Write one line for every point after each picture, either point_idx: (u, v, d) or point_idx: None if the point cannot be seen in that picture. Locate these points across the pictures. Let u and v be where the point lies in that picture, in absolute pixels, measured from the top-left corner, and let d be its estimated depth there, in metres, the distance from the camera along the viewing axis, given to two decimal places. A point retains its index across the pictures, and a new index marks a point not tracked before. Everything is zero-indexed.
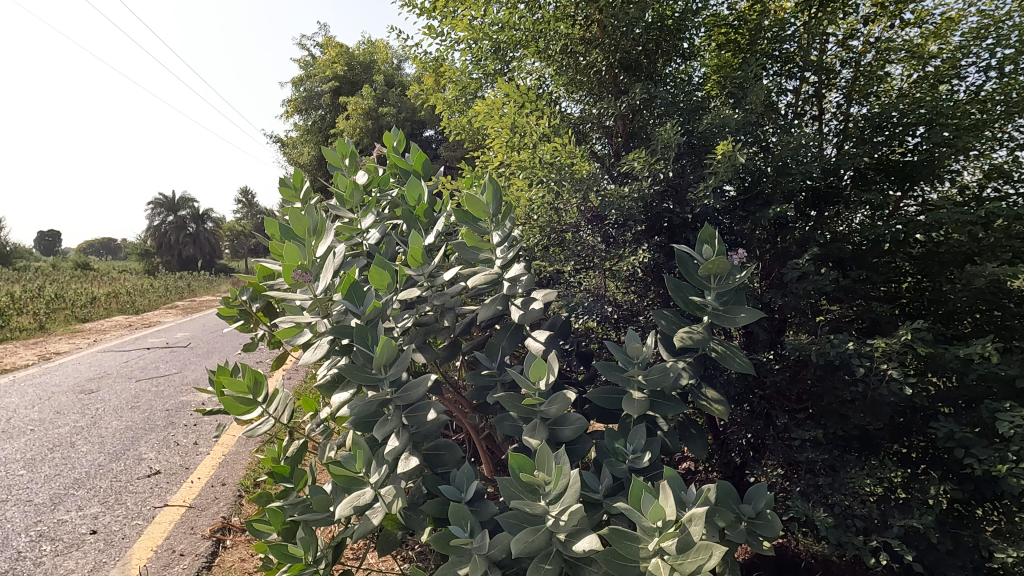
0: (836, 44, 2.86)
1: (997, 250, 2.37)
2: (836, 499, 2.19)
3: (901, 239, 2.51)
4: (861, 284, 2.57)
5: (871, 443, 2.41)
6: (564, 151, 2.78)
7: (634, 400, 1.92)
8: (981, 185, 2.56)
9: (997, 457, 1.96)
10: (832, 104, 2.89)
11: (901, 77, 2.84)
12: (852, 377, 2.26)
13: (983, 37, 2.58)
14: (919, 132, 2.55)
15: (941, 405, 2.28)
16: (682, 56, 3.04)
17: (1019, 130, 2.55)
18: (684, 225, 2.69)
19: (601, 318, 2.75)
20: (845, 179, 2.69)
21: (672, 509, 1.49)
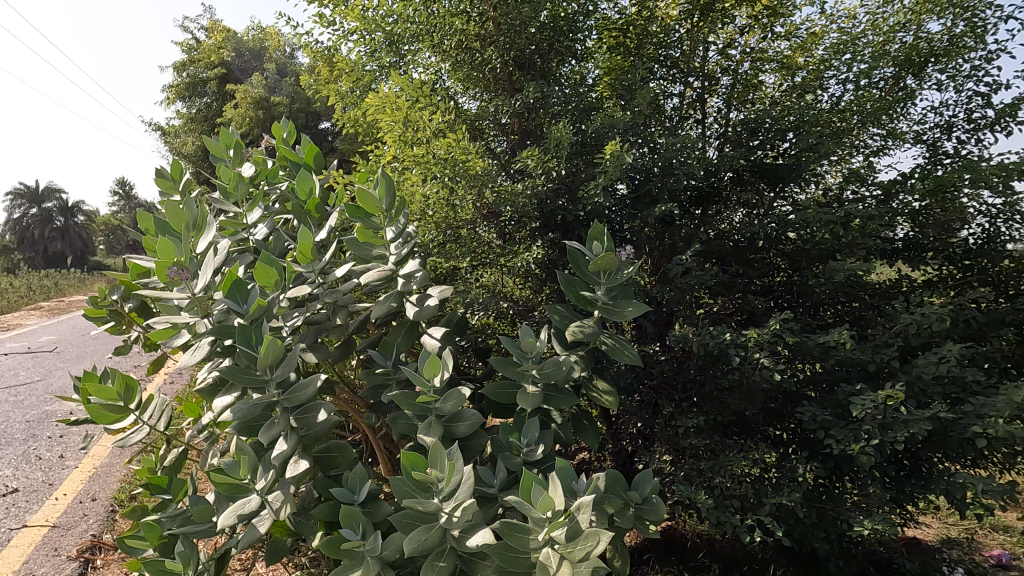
0: (717, 52, 3.00)
1: (855, 248, 2.57)
2: (716, 482, 2.33)
3: (773, 237, 2.70)
4: (740, 279, 2.76)
5: (748, 427, 2.59)
6: (459, 147, 2.76)
7: (528, 394, 1.96)
8: (842, 187, 2.81)
9: (853, 436, 2.12)
10: (713, 108, 3.05)
11: (774, 86, 3.06)
12: (730, 365, 2.41)
13: (842, 51, 2.82)
14: (790, 137, 2.73)
15: (808, 390, 2.47)
16: (575, 58, 3.11)
17: (874, 138, 2.84)
18: (577, 222, 2.76)
19: (498, 314, 2.79)
20: (725, 180, 2.86)
21: (561, 499, 1.53)
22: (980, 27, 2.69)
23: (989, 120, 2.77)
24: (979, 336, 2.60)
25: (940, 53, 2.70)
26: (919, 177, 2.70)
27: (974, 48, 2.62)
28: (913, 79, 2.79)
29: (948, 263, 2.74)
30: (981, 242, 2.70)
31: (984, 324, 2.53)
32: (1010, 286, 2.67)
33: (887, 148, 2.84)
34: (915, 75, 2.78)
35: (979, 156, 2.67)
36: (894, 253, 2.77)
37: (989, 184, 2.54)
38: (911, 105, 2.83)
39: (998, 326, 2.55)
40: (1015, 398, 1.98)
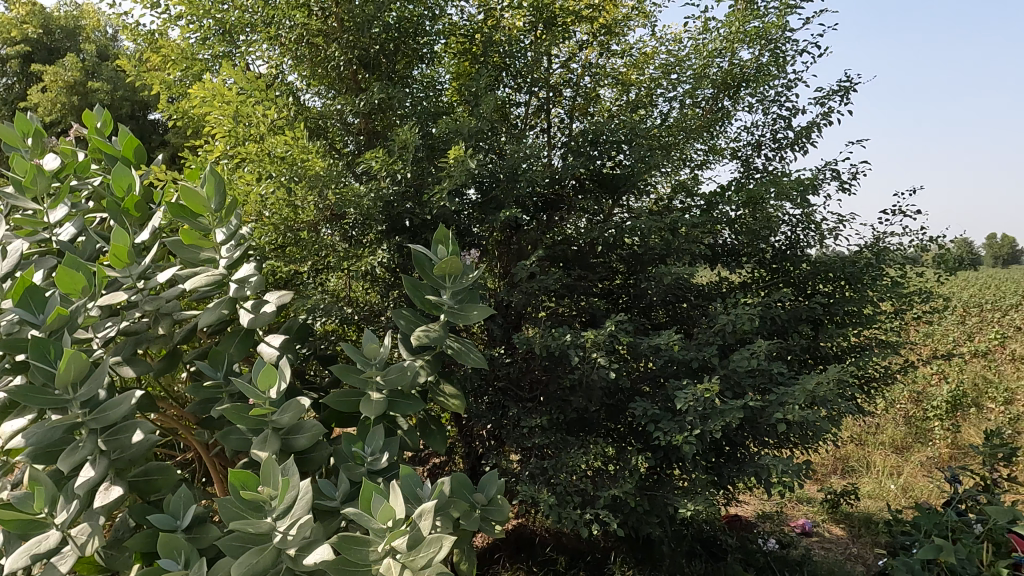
0: (560, 64, 3.12)
1: (681, 253, 2.80)
2: (559, 478, 2.43)
3: (611, 242, 2.85)
4: (582, 282, 2.92)
5: (589, 423, 2.71)
6: (298, 145, 2.64)
7: (372, 401, 1.91)
8: (671, 197, 3.08)
9: (679, 427, 2.29)
10: (557, 119, 3.18)
11: (612, 100, 3.24)
12: (570, 366, 2.51)
13: (670, 72, 3.07)
14: (623, 149, 2.89)
15: (642, 386, 2.64)
16: (422, 61, 3.10)
17: (699, 152, 3.13)
18: (424, 226, 2.75)
19: (342, 319, 2.73)
20: (568, 187, 2.98)
21: (402, 508, 1.49)
22: (781, 58, 3.05)
23: (790, 140, 3.15)
24: (783, 332, 2.94)
25: (749, 78, 3.03)
26: (735, 189, 3.00)
27: (776, 76, 2.97)
28: (729, 101, 3.10)
29: (759, 267, 3.08)
30: (785, 247, 3.05)
31: (787, 320, 2.88)
32: (807, 286, 3.05)
33: (709, 162, 3.15)
34: (731, 97, 3.10)
35: (781, 171, 3.02)
36: (716, 257, 3.04)
37: (790, 196, 2.88)
38: (728, 124, 3.14)
39: (797, 322, 2.90)
40: (809, 387, 2.24)
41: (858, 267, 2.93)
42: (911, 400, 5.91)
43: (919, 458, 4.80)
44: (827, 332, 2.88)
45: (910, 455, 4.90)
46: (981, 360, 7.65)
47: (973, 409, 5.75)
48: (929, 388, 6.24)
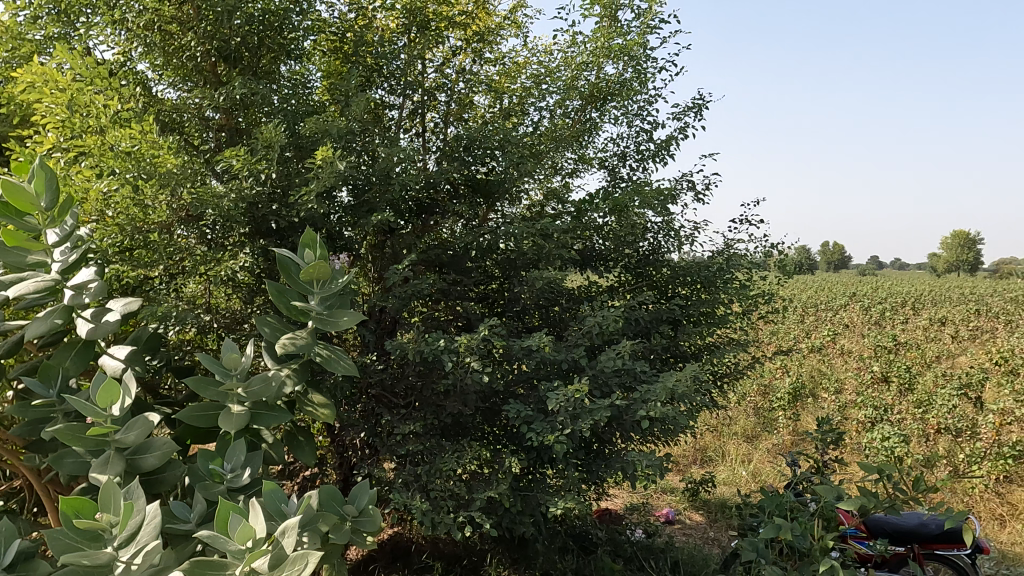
0: (434, 68, 3.12)
1: (552, 258, 2.88)
2: (432, 484, 2.42)
3: (486, 247, 2.88)
4: (456, 287, 2.93)
5: (463, 427, 2.73)
6: (147, 140, 2.43)
7: (232, 415, 1.80)
8: (543, 203, 3.18)
9: (550, 427, 2.35)
10: (431, 123, 3.18)
11: (486, 107, 3.29)
12: (444, 371, 2.50)
13: (541, 82, 3.18)
14: (496, 155, 2.93)
15: (515, 388, 2.68)
16: (290, 58, 2.97)
17: (569, 162, 3.27)
18: (291, 228, 2.64)
19: (200, 327, 2.60)
20: (442, 191, 2.98)
21: (263, 527, 1.42)
22: (643, 74, 3.23)
23: (652, 151, 3.35)
24: (646, 332, 3.12)
25: (615, 92, 3.19)
26: (602, 197, 3.13)
27: (638, 91, 3.15)
28: (596, 113, 3.24)
29: (624, 271, 3.25)
30: (648, 253, 3.24)
31: (650, 322, 3.06)
32: (668, 289, 3.26)
33: (577, 171, 3.31)
34: (598, 109, 3.25)
35: (644, 181, 3.20)
36: (585, 263, 3.18)
37: (651, 204, 3.06)
38: (595, 135, 3.29)
39: (658, 323, 3.09)
40: (669, 384, 2.39)
41: (712, 270, 3.20)
42: (760, 392, 6.47)
43: (766, 445, 5.27)
44: (685, 332, 3.09)
45: (759, 442, 5.37)
46: (818, 354, 8.53)
47: (810, 399, 6.41)
48: (775, 381, 6.87)
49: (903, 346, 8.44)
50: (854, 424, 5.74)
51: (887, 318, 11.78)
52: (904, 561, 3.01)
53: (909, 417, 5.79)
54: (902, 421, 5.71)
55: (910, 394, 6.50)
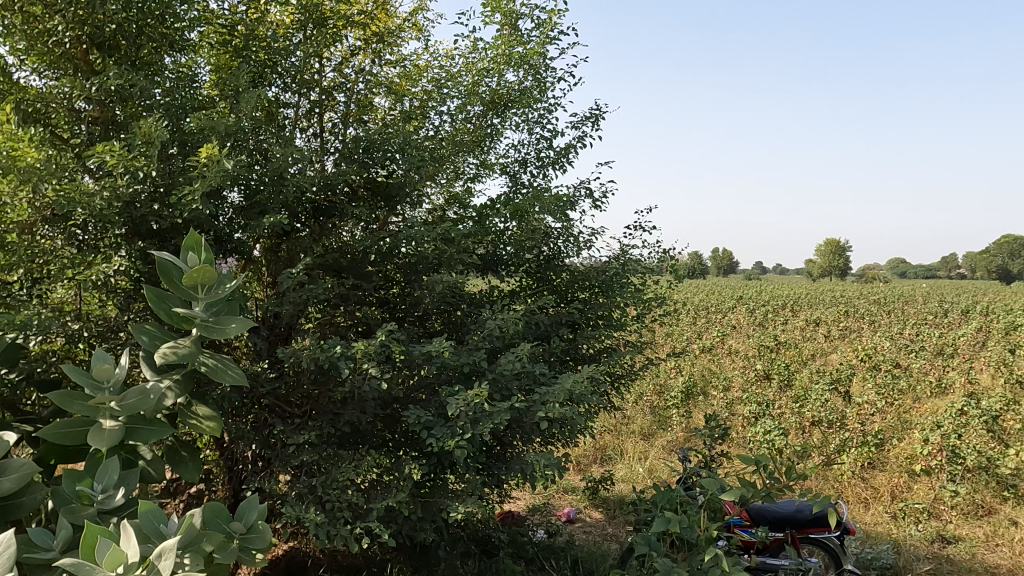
0: (332, 68, 3.04)
1: (453, 263, 2.86)
2: (328, 495, 2.36)
3: (386, 252, 2.83)
4: (354, 292, 2.87)
5: (362, 435, 2.67)
6: (4, 131, 2.22)
7: (104, 431, 1.65)
8: (446, 207, 3.18)
9: (450, 432, 2.34)
10: (329, 123, 3.10)
11: (386, 109, 3.25)
12: (340, 378, 2.43)
13: (442, 86, 3.18)
14: (396, 158, 2.89)
15: (415, 394, 2.66)
16: (173, 49, 2.79)
17: (470, 167, 3.29)
18: (174, 230, 2.48)
19: (69, 337, 2.40)
20: (340, 194, 2.91)
21: (135, 551, 1.31)
22: (542, 83, 3.31)
23: (552, 159, 3.42)
24: (546, 336, 3.18)
25: (515, 99, 3.24)
26: (503, 202, 3.17)
27: (537, 99, 3.22)
28: (497, 119, 3.27)
29: (525, 276, 3.30)
30: (548, 257, 3.31)
31: (549, 326, 3.13)
32: (568, 293, 3.34)
33: (479, 176, 3.33)
34: (499, 116, 3.28)
35: (544, 187, 3.27)
36: (486, 267, 3.20)
37: (551, 210, 3.13)
38: (497, 141, 3.32)
39: (557, 327, 3.16)
40: (567, 385, 2.43)
41: (609, 275, 3.31)
42: (656, 392, 6.77)
43: (661, 442, 5.51)
44: (583, 335, 3.18)
45: (655, 440, 5.61)
46: (708, 354, 9.03)
47: (701, 397, 6.76)
48: (670, 380, 7.20)
49: (784, 345, 9.08)
50: (739, 419, 6.12)
51: (770, 320, 12.63)
52: (781, 545, 3.25)
53: (788, 411, 6.22)
54: (782, 415, 6.15)
55: (788, 389, 7.01)
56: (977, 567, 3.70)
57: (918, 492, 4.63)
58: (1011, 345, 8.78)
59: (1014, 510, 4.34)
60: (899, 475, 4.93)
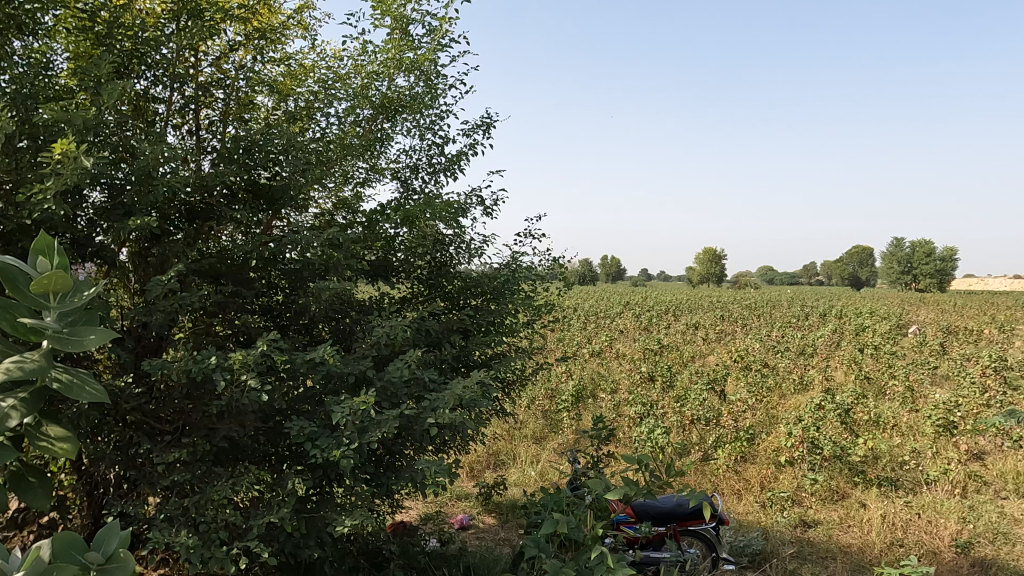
0: (209, 63, 2.88)
1: (341, 269, 2.77)
2: (202, 516, 2.22)
3: (268, 257, 2.71)
4: (233, 299, 2.73)
5: (241, 450, 2.54)
6: None
7: None
8: (334, 212, 3.10)
9: (335, 443, 2.26)
10: (207, 121, 2.94)
11: (270, 108, 3.13)
12: (216, 391, 2.30)
13: (330, 88, 3.10)
14: (280, 160, 2.78)
15: (299, 405, 2.56)
16: (22, 33, 2.53)
17: (360, 171, 3.22)
18: (22, 232, 2.25)
19: None
20: (218, 196, 2.75)
21: None
22: (434, 89, 3.30)
23: (443, 165, 3.42)
24: (437, 343, 3.17)
25: (405, 104, 3.21)
26: (393, 208, 3.14)
27: (428, 105, 3.21)
28: (387, 123, 3.23)
29: (416, 283, 3.29)
30: (440, 264, 3.31)
31: (440, 333, 3.12)
32: (459, 299, 3.34)
33: (369, 181, 3.28)
34: (389, 120, 3.25)
35: (435, 194, 3.26)
36: (375, 274, 3.14)
37: (442, 217, 3.13)
38: (387, 146, 3.28)
39: (449, 333, 3.16)
40: (456, 390, 2.42)
41: (500, 282, 3.35)
42: (547, 396, 6.92)
43: (552, 444, 5.64)
44: (474, 341, 3.19)
45: (546, 443, 5.73)
46: (597, 358, 9.36)
47: (590, 399, 6.99)
48: (561, 384, 7.39)
49: (667, 348, 9.57)
50: (626, 420, 6.39)
51: (655, 324, 13.27)
52: (663, 539, 3.41)
53: (670, 410, 6.56)
54: (665, 415, 6.47)
55: (670, 390, 7.39)
56: (832, 547, 4.06)
57: (784, 482, 5.03)
58: (861, 345, 9.74)
59: (863, 494, 4.81)
60: (767, 467, 5.32)
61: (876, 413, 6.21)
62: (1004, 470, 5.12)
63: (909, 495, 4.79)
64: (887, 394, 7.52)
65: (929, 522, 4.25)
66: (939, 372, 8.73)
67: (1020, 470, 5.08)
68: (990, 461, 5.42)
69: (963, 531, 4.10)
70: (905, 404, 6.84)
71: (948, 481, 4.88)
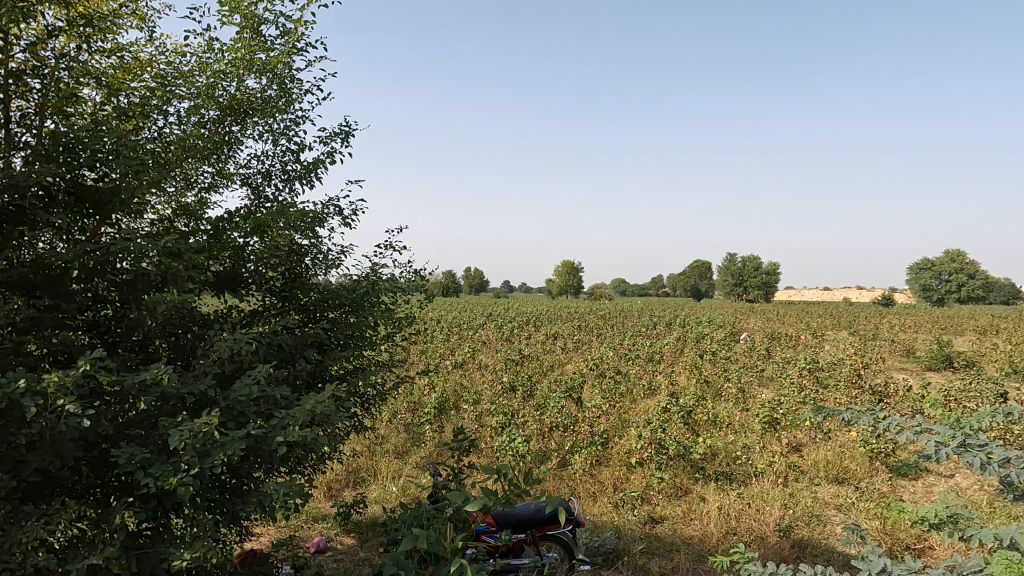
0: (23, 50, 2.57)
1: (181, 280, 2.57)
2: (5, 562, 1.94)
3: (94, 267, 2.45)
4: (50, 314, 2.43)
5: (57, 484, 2.26)
6: None
7: None
8: (174, 219, 2.88)
9: (172, 469, 2.07)
10: (20, 114, 2.62)
11: (99, 103, 2.85)
12: (25, 418, 2.02)
13: (171, 85, 2.89)
14: (110, 160, 2.53)
15: (130, 430, 2.32)
16: None
17: (204, 175, 3.02)
18: None
19: None
20: (32, 198, 2.45)
21: None
22: (288, 93, 3.18)
23: (298, 173, 3.29)
24: (290, 358, 3.04)
25: (256, 107, 3.07)
26: (242, 216, 2.97)
27: (282, 110, 3.08)
28: (236, 126, 3.07)
29: (268, 295, 3.14)
30: (293, 275, 3.18)
31: (294, 347, 2.99)
32: (315, 312, 3.23)
33: (215, 186, 3.09)
34: (238, 123, 3.08)
35: (289, 203, 3.13)
36: (221, 286, 2.96)
37: (296, 226, 3.01)
38: (236, 150, 3.11)
39: (303, 348, 3.03)
40: (308, 406, 2.31)
41: (359, 294, 3.28)
42: (409, 410, 6.83)
43: (415, 458, 5.58)
44: (330, 355, 3.09)
45: (408, 457, 5.65)
46: (460, 370, 9.41)
47: (453, 412, 7.00)
48: (424, 397, 7.34)
49: (528, 358, 9.83)
50: (488, 431, 6.46)
51: (517, 335, 13.60)
52: (522, 546, 3.49)
53: (531, 419, 6.74)
54: (525, 423, 6.63)
55: (531, 399, 7.59)
56: (677, 540, 4.37)
57: (634, 482, 5.33)
58: (701, 352, 10.62)
59: (703, 488, 5.23)
60: (619, 469, 5.62)
61: (713, 414, 6.78)
62: (817, 459, 5.79)
63: (741, 487, 5.29)
64: (723, 396, 8.26)
65: (757, 510, 4.70)
66: (765, 374, 9.73)
67: (829, 458, 5.78)
68: (805, 452, 6.12)
69: (785, 516, 4.59)
70: (737, 405, 7.55)
71: (773, 472, 5.44)
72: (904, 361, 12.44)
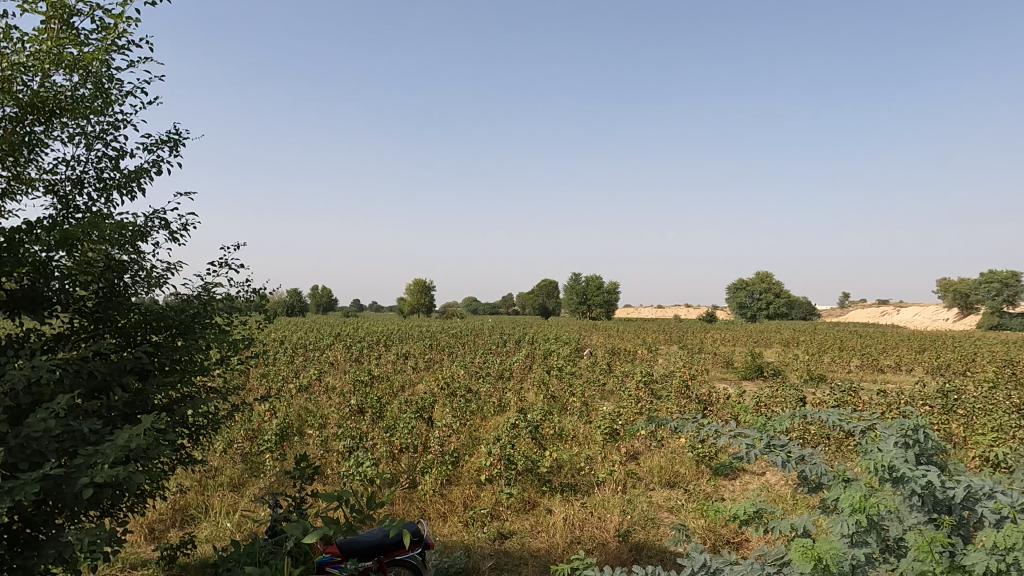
0: None
1: None
2: None
3: None
4: None
5: None
6: None
7: None
8: None
9: None
10: None
11: None
12: None
13: None
14: None
15: None
16: None
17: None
18: None
19: None
20: None
21: None
22: (105, 93, 2.89)
23: (116, 181, 3.01)
24: (104, 387, 2.72)
25: (65, 106, 2.75)
26: (45, 227, 2.63)
27: (97, 110, 2.80)
28: (39, 126, 2.73)
29: (77, 317, 2.80)
30: (109, 295, 2.87)
31: (108, 375, 2.68)
32: (135, 336, 2.93)
33: (11, 192, 2.71)
34: (42, 123, 2.75)
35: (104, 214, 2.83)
36: (18, 306, 2.59)
37: (112, 240, 2.72)
38: (39, 152, 2.77)
39: (120, 375, 2.73)
40: (121, 441, 2.07)
41: (188, 315, 3.02)
42: (248, 438, 6.38)
43: (252, 490, 5.21)
44: (153, 383, 2.81)
45: (245, 490, 5.26)
46: (304, 393, 8.96)
47: (296, 439, 6.63)
48: (263, 424, 6.89)
49: (377, 378, 9.61)
50: (334, 456, 6.21)
51: (367, 355, 13.24)
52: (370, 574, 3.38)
53: (379, 441, 6.57)
54: (374, 446, 6.45)
55: (380, 421, 7.42)
56: (525, 554, 4.46)
57: (484, 499, 5.38)
58: (549, 367, 11.03)
59: (549, 501, 5.40)
60: (469, 487, 5.65)
61: (559, 428, 7.06)
62: (651, 465, 6.22)
63: (584, 497, 5.53)
64: (568, 410, 8.61)
65: (599, 518, 4.95)
66: (607, 387, 10.31)
67: (662, 464, 6.23)
68: (641, 460, 6.55)
69: (623, 521, 4.87)
70: (581, 418, 7.90)
71: (613, 481, 5.75)
72: (725, 371, 13.79)
